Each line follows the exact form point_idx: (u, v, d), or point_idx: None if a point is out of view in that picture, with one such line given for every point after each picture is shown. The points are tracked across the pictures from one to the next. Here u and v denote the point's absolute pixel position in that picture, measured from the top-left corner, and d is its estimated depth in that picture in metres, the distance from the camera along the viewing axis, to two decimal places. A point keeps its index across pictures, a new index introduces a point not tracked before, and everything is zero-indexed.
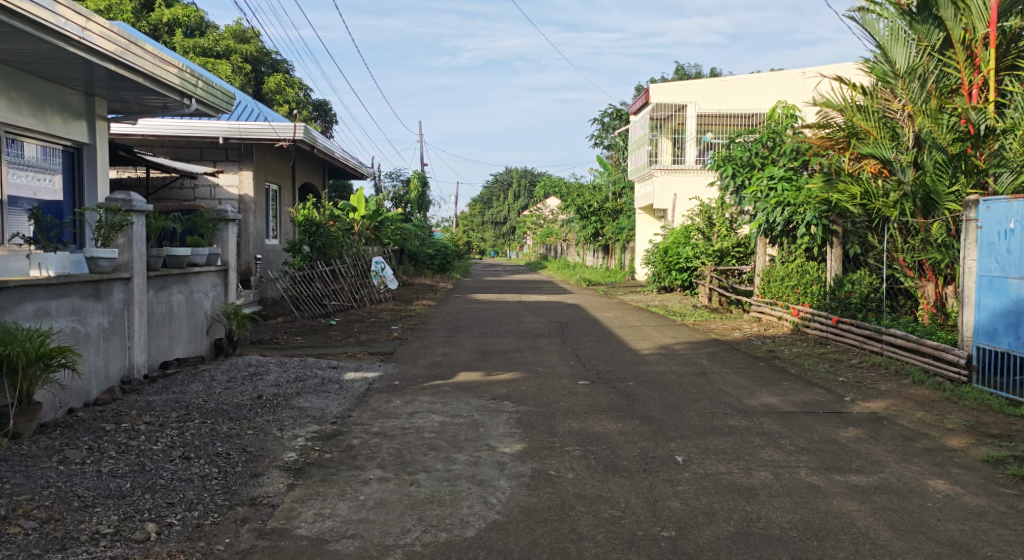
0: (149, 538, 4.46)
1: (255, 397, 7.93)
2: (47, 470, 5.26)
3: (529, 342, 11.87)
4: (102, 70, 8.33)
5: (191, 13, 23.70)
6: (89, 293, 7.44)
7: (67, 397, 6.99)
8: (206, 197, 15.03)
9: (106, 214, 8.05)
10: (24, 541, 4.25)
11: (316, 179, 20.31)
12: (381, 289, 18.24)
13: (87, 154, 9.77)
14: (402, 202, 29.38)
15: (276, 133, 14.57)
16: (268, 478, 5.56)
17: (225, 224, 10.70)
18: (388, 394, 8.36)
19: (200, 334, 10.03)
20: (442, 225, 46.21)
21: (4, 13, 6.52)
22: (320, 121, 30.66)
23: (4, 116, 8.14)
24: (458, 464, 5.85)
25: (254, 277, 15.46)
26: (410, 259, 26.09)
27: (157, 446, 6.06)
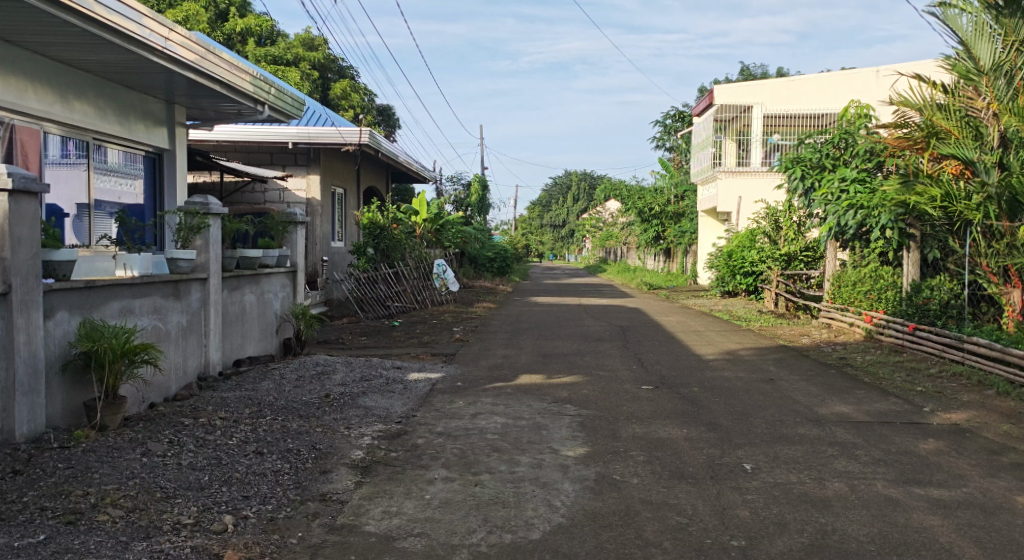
0: (226, 529, 4.61)
1: (323, 396, 8.12)
2: (131, 461, 5.49)
3: (590, 347, 11.82)
4: (182, 78, 8.66)
5: (263, 22, 24.38)
6: (170, 293, 7.73)
7: (149, 392, 7.28)
8: (275, 201, 15.46)
9: (185, 217, 8.32)
10: (113, 528, 4.43)
11: (380, 182, 20.64)
12: (443, 291, 18.32)
13: (168, 160, 10.18)
14: (463, 205, 29.56)
15: (342, 138, 14.89)
16: (336, 475, 5.69)
17: (295, 226, 10.94)
18: (451, 395, 8.46)
19: (271, 333, 10.33)
20: (501, 229, 46.38)
21: (93, 25, 6.84)
22: (384, 126, 31.10)
23: (92, 123, 8.55)
24: (522, 466, 5.87)
25: (321, 278, 15.80)
26: (470, 262, 26.26)
27: (232, 441, 6.27)
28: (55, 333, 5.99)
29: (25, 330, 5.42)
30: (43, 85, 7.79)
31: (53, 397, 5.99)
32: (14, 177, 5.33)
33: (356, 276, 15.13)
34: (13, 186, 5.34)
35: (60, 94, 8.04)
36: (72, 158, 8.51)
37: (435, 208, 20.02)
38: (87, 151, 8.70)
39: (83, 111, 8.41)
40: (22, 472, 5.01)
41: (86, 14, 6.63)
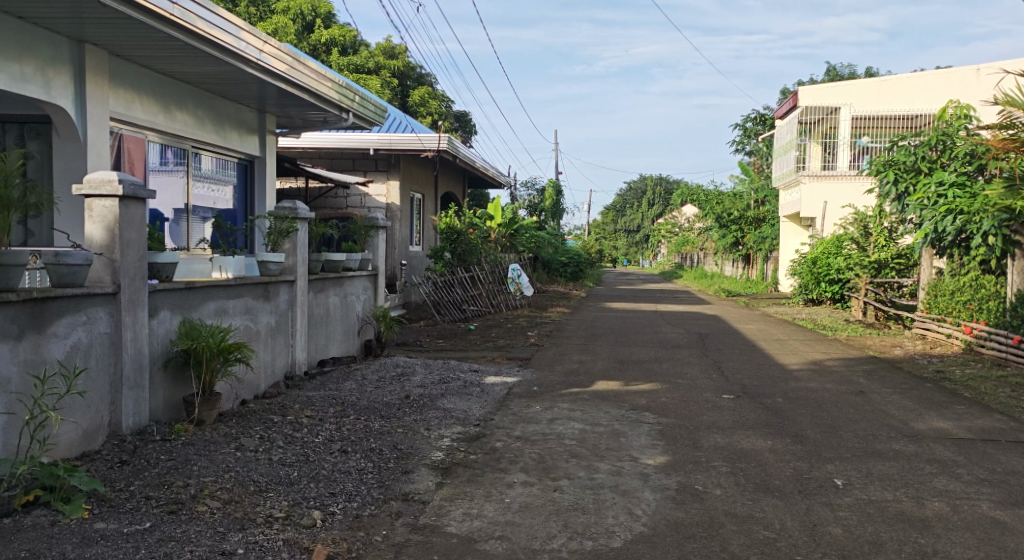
0: (315, 524, 4.74)
1: (403, 397, 8.27)
2: (227, 455, 5.72)
3: (668, 354, 11.65)
4: (273, 88, 8.98)
5: (347, 32, 25.03)
6: (260, 294, 8.02)
7: (242, 389, 7.57)
8: (357, 206, 15.81)
9: (274, 221, 8.62)
10: (211, 518, 4.61)
11: (457, 187, 20.88)
12: (517, 295, 18.41)
13: (259, 167, 10.58)
14: (537, 209, 29.60)
15: (422, 144, 15.16)
16: (418, 475, 5.78)
17: (376, 230, 11.18)
18: (528, 399, 8.48)
19: (352, 334, 10.60)
20: (574, 234, 46.20)
21: (194, 39, 7.14)
22: (461, 132, 31.45)
23: (191, 132, 8.96)
24: (601, 473, 5.84)
25: (399, 281, 16.04)
26: (544, 267, 26.23)
27: (318, 439, 6.45)
28: (157, 332, 6.27)
29: (132, 328, 5.70)
30: (148, 95, 8.17)
31: (156, 392, 6.28)
32: (124, 183, 5.57)
33: (432, 280, 15.47)
34: (123, 191, 5.59)
35: (164, 104, 8.46)
36: (170, 165, 8.88)
37: (509, 212, 20.12)
38: (186, 159, 9.11)
39: (183, 120, 8.80)
40: (128, 463, 5.26)
41: (189, 30, 6.94)
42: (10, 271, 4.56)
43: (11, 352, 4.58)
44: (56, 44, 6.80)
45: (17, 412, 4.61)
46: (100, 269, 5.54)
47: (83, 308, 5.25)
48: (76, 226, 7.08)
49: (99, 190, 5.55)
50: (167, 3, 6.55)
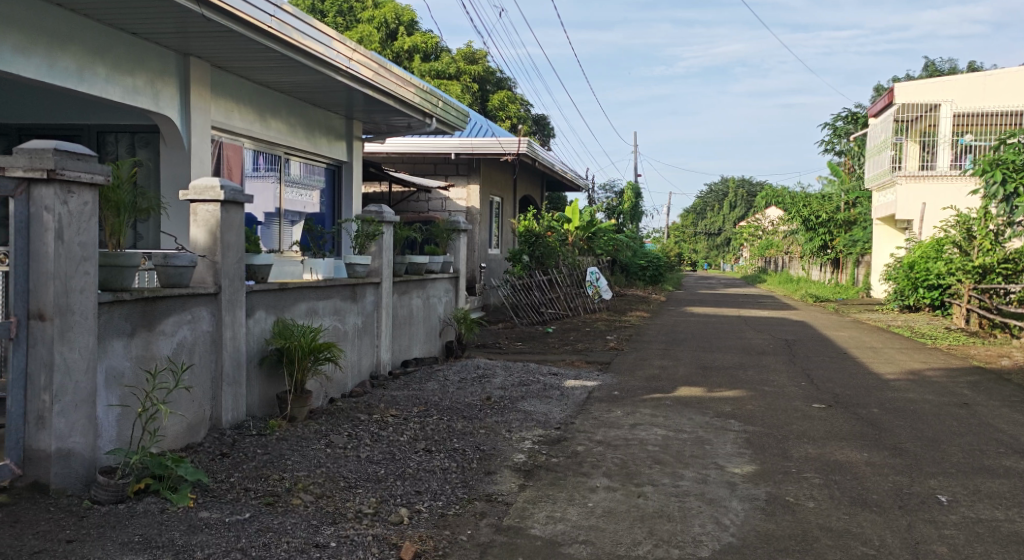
0: (403, 521, 4.83)
1: (484, 399, 8.34)
2: (318, 451, 5.90)
3: (753, 360, 11.38)
4: (360, 95, 9.21)
5: (429, 39, 25.40)
6: (348, 296, 8.24)
7: (330, 388, 7.80)
8: (438, 209, 16.04)
9: (362, 225, 8.85)
10: (304, 511, 4.76)
11: (535, 191, 20.92)
12: (596, 298, 18.21)
13: (346, 172, 10.89)
14: (615, 212, 29.33)
15: (502, 149, 15.29)
16: (500, 476, 5.82)
17: (458, 233, 11.32)
18: (609, 404, 8.43)
19: (434, 336, 10.77)
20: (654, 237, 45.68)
21: (289, 50, 7.41)
22: (540, 135, 31.47)
23: (284, 139, 9.30)
24: (686, 481, 5.75)
25: (479, 284, 16.19)
26: (622, 270, 25.98)
27: (403, 438, 6.57)
28: (254, 331, 6.52)
29: (231, 326, 5.95)
30: (246, 104, 8.52)
31: (252, 388, 6.53)
32: (225, 189, 5.81)
33: (512, 283, 15.53)
34: (224, 197, 5.82)
35: (260, 112, 8.80)
36: (262, 171, 9.11)
37: (587, 215, 20.01)
38: (279, 165, 9.45)
39: (277, 127, 9.14)
40: (228, 455, 5.49)
41: (285, 41, 7.21)
42: (126, 272, 4.82)
43: (125, 348, 4.83)
44: (164, 58, 7.17)
45: (131, 404, 4.87)
46: (203, 271, 5.82)
47: (188, 307, 5.50)
48: (180, 230, 7.43)
49: (203, 196, 5.82)
50: (265, 16, 6.84)
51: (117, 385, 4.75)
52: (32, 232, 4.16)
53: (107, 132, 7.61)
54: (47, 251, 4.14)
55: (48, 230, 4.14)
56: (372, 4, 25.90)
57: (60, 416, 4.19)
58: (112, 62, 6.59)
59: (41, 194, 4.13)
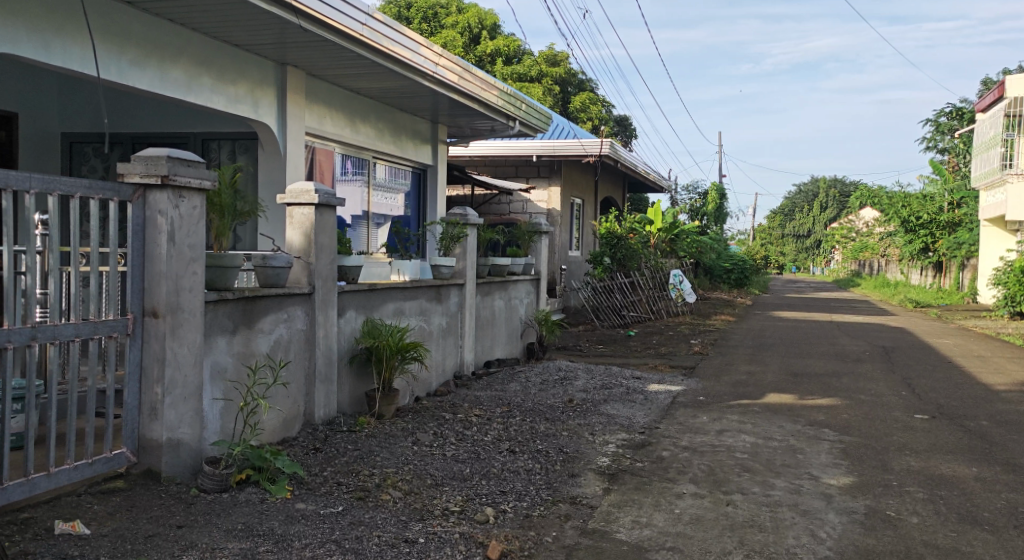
0: (488, 520, 4.86)
1: (567, 401, 8.34)
2: (405, 448, 6.03)
3: (847, 367, 10.99)
4: (445, 99, 9.36)
5: (512, 43, 25.56)
6: (433, 296, 8.37)
7: (416, 386, 7.95)
8: (519, 211, 16.09)
9: (447, 227, 8.98)
10: (393, 507, 4.87)
11: (617, 192, 20.77)
12: (678, 302, 17.95)
13: (431, 175, 11.08)
14: (699, 214, 28.79)
15: (584, 150, 15.24)
16: (585, 479, 5.81)
17: (540, 235, 11.36)
18: (694, 409, 8.30)
19: (516, 337, 10.84)
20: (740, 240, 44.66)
21: (378, 56, 7.60)
22: (622, 136, 31.21)
23: (373, 143, 9.54)
24: (778, 490, 5.61)
25: (559, 286, 16.17)
26: (706, 273, 25.48)
27: (488, 438, 6.64)
28: (345, 330, 6.71)
29: (324, 326, 6.15)
30: (337, 110, 8.76)
31: (343, 386, 6.72)
32: (319, 193, 5.96)
33: (592, 285, 15.53)
34: (319, 200, 5.98)
35: (350, 118, 9.05)
36: (350, 175, 9.32)
37: (671, 216, 19.74)
38: (368, 169, 9.70)
39: (366, 132, 9.37)
40: (321, 449, 5.67)
41: (376, 48, 7.38)
42: (229, 272, 5.04)
43: (227, 345, 5.05)
44: (263, 67, 7.47)
45: (233, 398, 5.10)
46: (298, 272, 6.02)
47: (285, 306, 5.70)
48: (277, 232, 7.71)
49: (299, 200, 5.99)
50: (357, 24, 7.01)
51: (221, 380, 4.98)
52: (148, 235, 4.40)
53: (212, 140, 7.88)
54: (160, 252, 4.37)
55: (161, 233, 4.37)
56: (455, 9, 26.26)
57: (170, 408, 4.42)
58: (217, 72, 6.91)
59: (155, 199, 4.37)
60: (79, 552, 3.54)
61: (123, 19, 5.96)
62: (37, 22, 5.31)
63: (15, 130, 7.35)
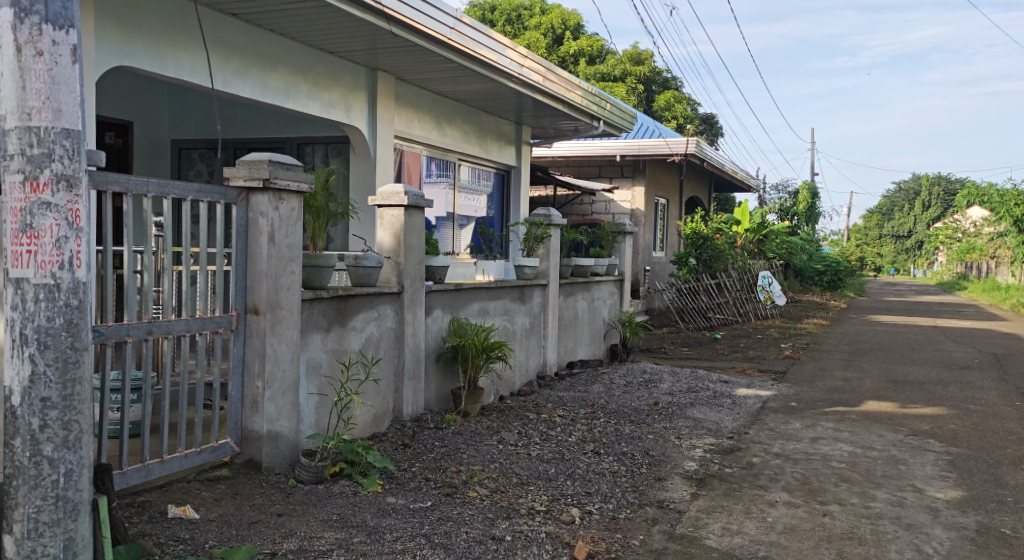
0: (574, 521, 4.87)
1: (652, 404, 8.26)
2: (491, 447, 6.10)
3: (953, 375, 10.48)
4: (530, 100, 9.41)
5: (595, 43, 25.41)
6: (517, 296, 8.43)
7: (500, 386, 8.02)
8: (601, 212, 15.96)
9: (531, 227, 9.04)
10: (480, 504, 4.94)
11: (703, 192, 20.38)
12: (767, 304, 17.42)
13: (515, 177, 11.16)
14: (789, 213, 27.91)
15: (669, 149, 15.04)
16: (672, 483, 5.74)
17: (624, 236, 11.28)
18: (786, 415, 8.09)
19: (599, 339, 10.79)
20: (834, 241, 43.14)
21: (465, 59, 7.71)
22: (709, 135, 30.60)
23: (458, 145, 9.68)
24: (879, 502, 5.42)
25: (643, 287, 16.00)
26: (797, 275, 24.72)
27: (572, 439, 6.65)
28: (432, 328, 6.84)
29: (412, 324, 6.28)
30: (425, 113, 8.93)
31: (430, 383, 6.84)
32: (409, 195, 6.07)
33: (677, 287, 15.27)
34: (408, 202, 6.10)
35: (438, 120, 9.21)
36: (434, 177, 9.44)
37: (760, 217, 19.27)
38: (453, 171, 9.84)
39: (452, 134, 9.52)
40: (409, 445, 5.80)
41: (463, 51, 7.50)
42: (324, 272, 5.22)
43: (322, 341, 5.23)
44: (355, 72, 7.69)
45: (327, 393, 5.28)
46: (388, 271, 6.17)
47: (376, 305, 5.86)
48: (367, 233, 7.92)
49: (389, 201, 6.12)
50: (446, 28, 7.14)
51: (316, 375, 5.16)
52: (250, 236, 4.60)
53: (306, 144, 8.19)
54: (262, 252, 4.56)
55: (262, 233, 4.57)
56: (539, 10, 26.33)
57: (270, 401, 4.61)
58: (312, 79, 7.15)
59: (257, 201, 4.57)
60: (189, 535, 3.72)
61: (227, 30, 6.24)
62: (152, 35, 5.60)
63: (130, 136, 7.79)
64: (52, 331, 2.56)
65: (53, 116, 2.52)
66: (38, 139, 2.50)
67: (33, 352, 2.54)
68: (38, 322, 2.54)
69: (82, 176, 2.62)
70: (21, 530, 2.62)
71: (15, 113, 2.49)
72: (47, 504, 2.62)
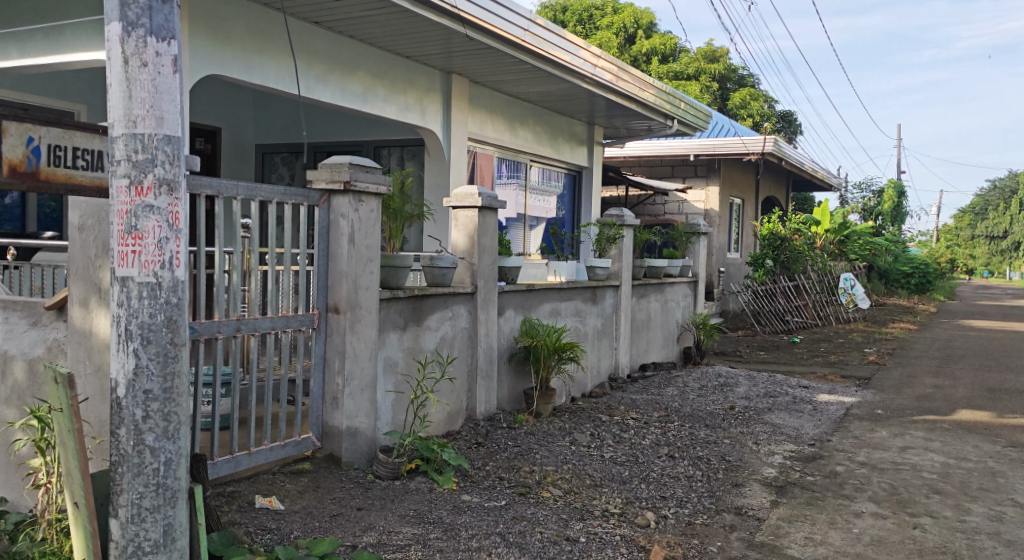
0: (649, 524, 4.84)
1: (728, 408, 8.12)
2: (564, 447, 6.12)
3: None
4: (603, 100, 9.37)
5: (668, 40, 25.10)
6: (589, 297, 8.41)
7: (572, 387, 8.03)
8: (674, 212, 15.76)
9: (603, 228, 9.01)
10: (554, 504, 4.96)
11: (780, 192, 19.90)
12: (848, 308, 16.93)
13: (587, 177, 11.14)
14: (873, 213, 26.96)
15: (746, 148, 14.74)
16: (750, 490, 5.64)
17: (698, 236, 11.13)
18: (871, 423, 7.83)
19: (672, 341, 10.68)
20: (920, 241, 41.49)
21: (539, 60, 7.74)
22: (787, 133, 29.84)
23: (530, 146, 9.72)
24: (974, 516, 5.20)
25: (717, 289, 15.73)
26: (882, 278, 23.87)
27: (646, 442, 6.60)
28: (504, 328, 6.89)
29: (485, 324, 6.34)
30: (498, 115, 9.01)
31: (502, 383, 6.90)
32: (483, 196, 6.14)
33: (753, 288, 15.02)
34: (482, 203, 6.17)
35: (511, 122, 9.27)
36: (505, 179, 9.49)
37: (841, 217, 18.71)
38: (525, 172, 9.88)
39: (525, 136, 9.57)
40: (483, 444, 5.86)
41: (537, 53, 7.54)
42: (400, 272, 5.32)
43: (399, 340, 5.34)
44: (430, 75, 7.82)
45: (404, 391, 5.38)
46: (462, 272, 6.25)
47: (450, 304, 5.94)
48: (442, 234, 8.03)
49: (463, 202, 6.21)
50: (520, 30, 7.19)
51: (393, 373, 5.27)
52: (331, 237, 4.74)
53: (383, 146, 8.34)
54: (342, 252, 4.69)
55: (342, 234, 4.69)
56: (611, 10, 26.19)
57: (350, 398, 4.74)
58: (390, 83, 7.30)
59: (338, 203, 4.70)
60: (276, 525, 3.85)
61: (311, 38, 6.43)
62: (241, 45, 5.82)
63: (218, 142, 8.12)
64: (154, 326, 2.70)
65: (156, 123, 2.65)
66: (143, 145, 2.64)
67: (138, 347, 2.68)
68: (141, 318, 2.68)
69: (182, 180, 2.75)
70: (125, 515, 2.77)
71: (122, 121, 2.63)
72: (148, 491, 2.76)
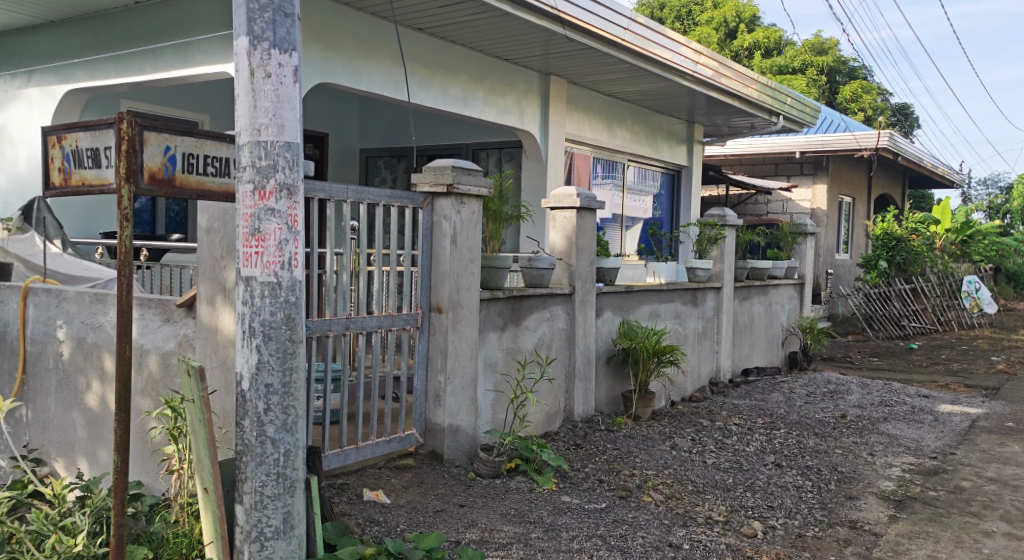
0: (756, 534, 4.71)
1: (839, 416, 7.80)
2: (665, 452, 6.04)
3: None
4: (704, 98, 9.20)
5: (772, 34, 24.38)
6: (690, 299, 8.27)
7: (672, 390, 7.91)
8: (779, 212, 15.29)
9: (703, 229, 8.84)
10: (655, 510, 4.90)
11: (894, 190, 18.97)
12: (973, 313, 15.96)
13: (686, 176, 10.96)
14: (1001, 211, 25.30)
15: (857, 144, 14.15)
16: (865, 503, 5.41)
17: (805, 237, 10.75)
18: (1000, 436, 7.37)
19: (777, 345, 10.35)
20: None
21: (640, 59, 7.68)
22: (902, 127, 28.41)
23: (628, 146, 9.64)
24: None
25: (825, 291, 15.17)
26: (1010, 280, 22.37)
27: (751, 449, 6.43)
28: (603, 330, 6.86)
29: (583, 325, 6.33)
30: (596, 116, 8.98)
31: (601, 385, 6.87)
32: (581, 196, 6.14)
33: (864, 291, 14.39)
34: (581, 204, 6.17)
35: (609, 122, 9.22)
36: (603, 179, 9.44)
37: (963, 215, 17.66)
38: (623, 172, 9.81)
39: (623, 136, 9.51)
40: (582, 446, 5.86)
41: (639, 52, 7.49)
42: (500, 273, 5.39)
43: (498, 340, 5.40)
44: (529, 78, 7.88)
45: (503, 390, 5.44)
46: (560, 272, 6.26)
47: (548, 305, 5.96)
48: (540, 235, 8.07)
49: (562, 203, 6.23)
50: (620, 29, 7.16)
51: (493, 373, 5.33)
52: (434, 238, 4.85)
53: (482, 150, 8.45)
54: (445, 253, 4.78)
55: (445, 236, 4.79)
56: (711, 5, 25.67)
57: (452, 395, 4.83)
58: (490, 86, 7.40)
59: (441, 205, 4.80)
60: (383, 518, 3.97)
61: (415, 44, 6.60)
62: (350, 53, 6.02)
63: (325, 147, 8.45)
64: (274, 324, 2.83)
65: (277, 131, 2.78)
66: (265, 152, 2.78)
67: (259, 343, 2.82)
68: (263, 316, 2.82)
69: (300, 185, 2.88)
70: (249, 501, 2.92)
71: (247, 130, 2.78)
72: (270, 480, 2.89)
